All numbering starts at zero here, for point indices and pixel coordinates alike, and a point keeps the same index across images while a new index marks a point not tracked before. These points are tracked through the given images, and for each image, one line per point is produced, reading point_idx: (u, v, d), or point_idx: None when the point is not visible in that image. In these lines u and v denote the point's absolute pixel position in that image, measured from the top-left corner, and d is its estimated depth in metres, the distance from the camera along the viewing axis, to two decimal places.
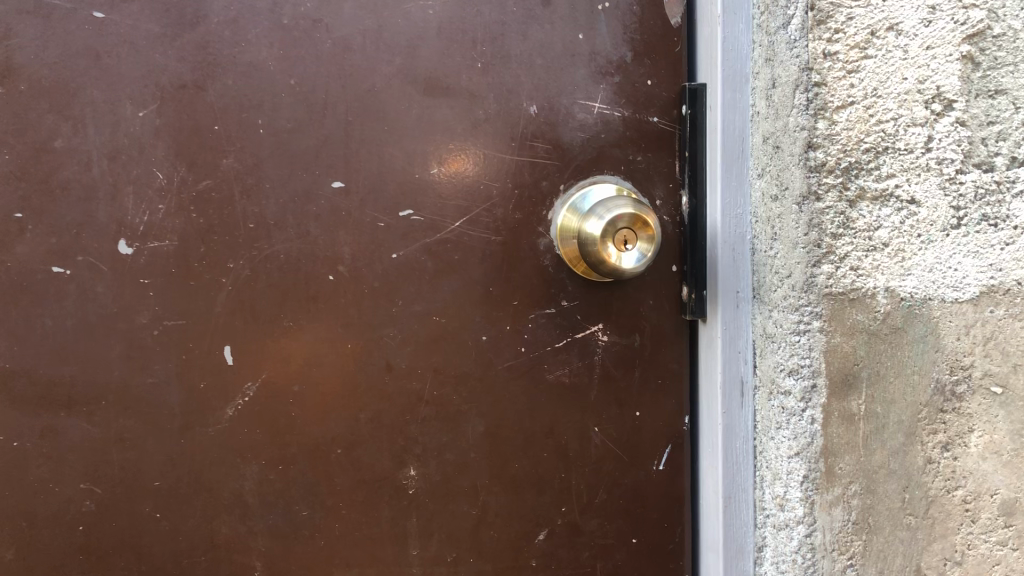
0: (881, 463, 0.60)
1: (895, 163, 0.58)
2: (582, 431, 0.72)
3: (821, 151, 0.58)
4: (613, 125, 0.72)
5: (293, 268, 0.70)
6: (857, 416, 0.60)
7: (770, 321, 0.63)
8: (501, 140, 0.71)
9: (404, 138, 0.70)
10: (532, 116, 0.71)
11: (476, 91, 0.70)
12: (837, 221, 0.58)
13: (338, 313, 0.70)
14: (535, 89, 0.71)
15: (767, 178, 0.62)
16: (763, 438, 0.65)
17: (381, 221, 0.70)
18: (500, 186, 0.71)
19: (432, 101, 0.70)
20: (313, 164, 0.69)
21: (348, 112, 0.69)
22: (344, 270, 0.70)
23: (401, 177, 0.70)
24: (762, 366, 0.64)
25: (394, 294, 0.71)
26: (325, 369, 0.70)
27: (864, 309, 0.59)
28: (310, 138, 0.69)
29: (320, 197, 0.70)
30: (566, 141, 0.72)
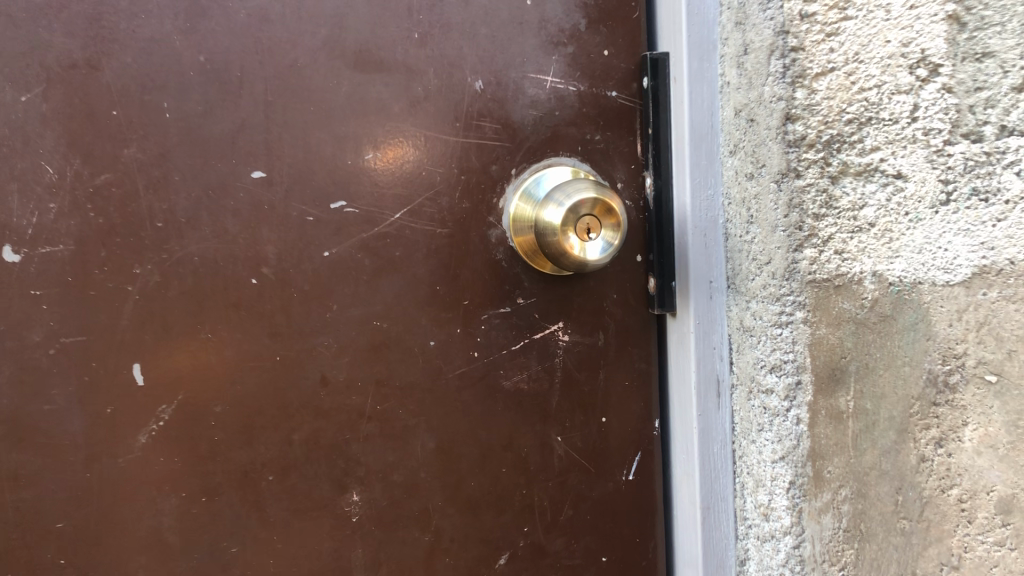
0: (872, 465, 0.53)
1: (880, 135, 0.51)
2: (543, 442, 0.66)
3: (800, 124, 0.53)
4: (567, 102, 0.66)
5: (210, 274, 0.62)
6: (845, 413, 0.54)
7: (748, 313, 0.58)
8: (443, 120, 0.64)
9: (334, 120, 0.62)
10: (478, 92, 0.64)
11: (413, 65, 0.63)
12: (819, 201, 0.52)
13: (264, 322, 0.62)
14: (480, 61, 0.64)
15: (742, 155, 0.57)
16: (743, 442, 0.60)
17: (310, 215, 0.63)
18: (444, 172, 0.64)
19: (364, 78, 0.62)
20: (230, 152, 0.61)
21: (270, 91, 0.61)
22: (268, 273, 0.62)
23: (331, 166, 0.63)
24: (741, 363, 0.59)
25: (329, 297, 0.63)
26: (252, 384, 0.62)
27: (850, 296, 0.53)
28: (226, 123, 0.61)
29: (240, 189, 0.62)
30: (517, 120, 0.65)
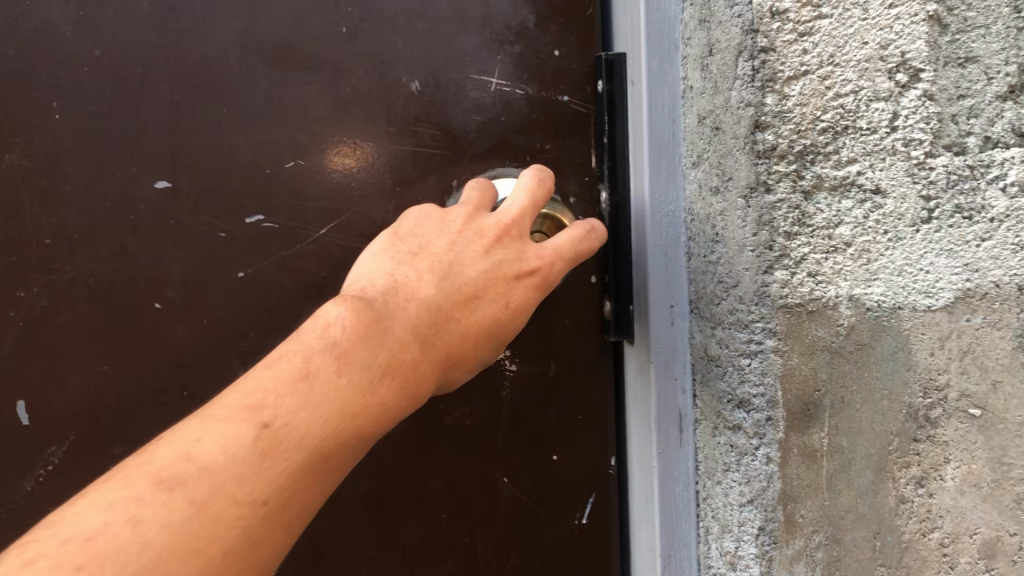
0: (848, 508, 0.48)
1: (857, 146, 0.45)
2: (489, 482, 0.66)
3: (771, 133, 0.47)
4: (515, 106, 0.67)
5: (100, 301, 0.66)
6: (819, 452, 0.48)
7: (713, 341, 0.52)
8: (379, 125, 0.66)
9: (249, 123, 0.66)
10: (415, 93, 0.66)
11: (339, 62, 0.66)
12: (791, 218, 0.47)
13: (169, 350, 0.66)
14: (414, 61, 0.66)
15: (706, 168, 0.52)
16: (708, 483, 0.55)
17: (222, 230, 0.66)
18: (377, 180, 0.67)
19: (281, 76, 0.65)
20: (131, 160, 0.65)
21: (180, 84, 0.65)
22: (172, 295, 0.66)
23: (248, 172, 0.66)
24: (704, 396, 0.54)
25: (243, 319, 0.66)
26: (144, 425, 0.66)
27: (825, 323, 0.47)
28: (127, 125, 0.65)
29: (142, 199, 0.65)
30: (459, 125, 0.67)
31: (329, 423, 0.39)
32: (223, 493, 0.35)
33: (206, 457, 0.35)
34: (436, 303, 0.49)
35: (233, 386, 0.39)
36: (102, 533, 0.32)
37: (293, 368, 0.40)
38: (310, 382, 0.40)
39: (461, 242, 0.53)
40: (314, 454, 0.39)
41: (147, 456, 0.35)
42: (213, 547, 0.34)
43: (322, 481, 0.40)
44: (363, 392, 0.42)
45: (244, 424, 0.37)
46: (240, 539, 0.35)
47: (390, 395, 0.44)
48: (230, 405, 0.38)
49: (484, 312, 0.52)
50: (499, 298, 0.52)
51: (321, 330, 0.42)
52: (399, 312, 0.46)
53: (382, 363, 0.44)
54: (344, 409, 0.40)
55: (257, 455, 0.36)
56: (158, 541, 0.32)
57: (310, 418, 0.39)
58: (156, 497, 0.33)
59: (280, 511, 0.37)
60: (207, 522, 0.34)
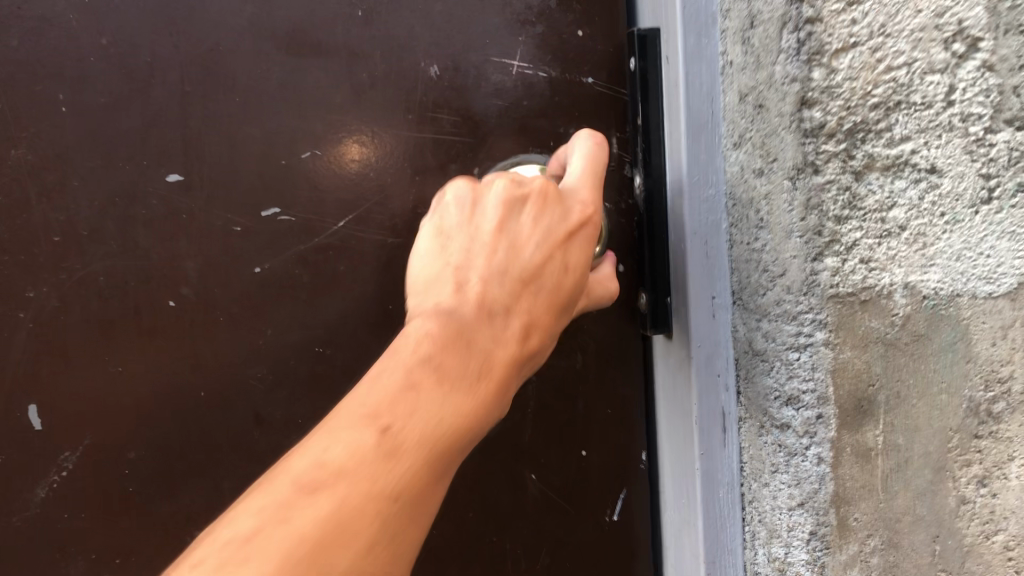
0: (905, 509, 0.47)
1: (910, 123, 0.41)
2: (515, 479, 0.65)
3: (818, 110, 0.41)
4: (536, 88, 0.67)
5: (113, 300, 0.66)
6: (874, 451, 0.46)
7: (759, 333, 0.48)
8: (396, 113, 0.66)
9: (261, 112, 0.65)
10: (434, 78, 0.66)
11: (355, 47, 0.65)
12: (841, 200, 0.42)
13: (183, 350, 0.67)
14: (434, 46, 0.66)
15: (748, 148, 0.48)
16: (754, 485, 0.51)
17: (238, 224, 0.66)
18: (397, 169, 0.67)
19: (297, 62, 0.65)
20: (141, 155, 0.65)
21: (191, 72, 0.64)
22: (188, 292, 0.66)
23: (263, 165, 0.66)
24: (749, 392, 0.50)
25: (260, 317, 0.67)
26: (157, 427, 0.67)
27: (878, 313, 0.44)
28: (134, 117, 0.64)
29: (153, 191, 0.65)
30: (478, 111, 0.66)
31: (443, 426, 0.42)
32: (362, 491, 0.38)
33: (338, 464, 0.38)
34: (504, 304, 0.49)
35: (344, 401, 0.41)
36: (258, 536, 0.35)
37: (398, 381, 0.42)
38: (418, 392, 0.42)
39: (512, 215, 0.53)
40: (433, 450, 0.41)
41: (283, 466, 0.38)
42: (356, 540, 0.37)
43: (442, 479, 0.43)
44: (467, 396, 0.44)
45: (366, 430, 0.39)
46: (378, 533, 0.38)
47: (490, 399, 0.46)
48: (351, 416, 0.40)
49: (550, 284, 0.53)
50: (555, 271, 0.53)
51: (415, 345, 0.44)
52: (479, 317, 0.48)
53: (478, 372, 0.46)
54: (454, 411, 0.43)
55: (381, 458, 0.39)
56: (315, 533, 0.36)
57: (427, 421, 0.41)
58: (302, 502, 0.37)
59: (412, 506, 0.40)
60: (348, 517, 0.37)
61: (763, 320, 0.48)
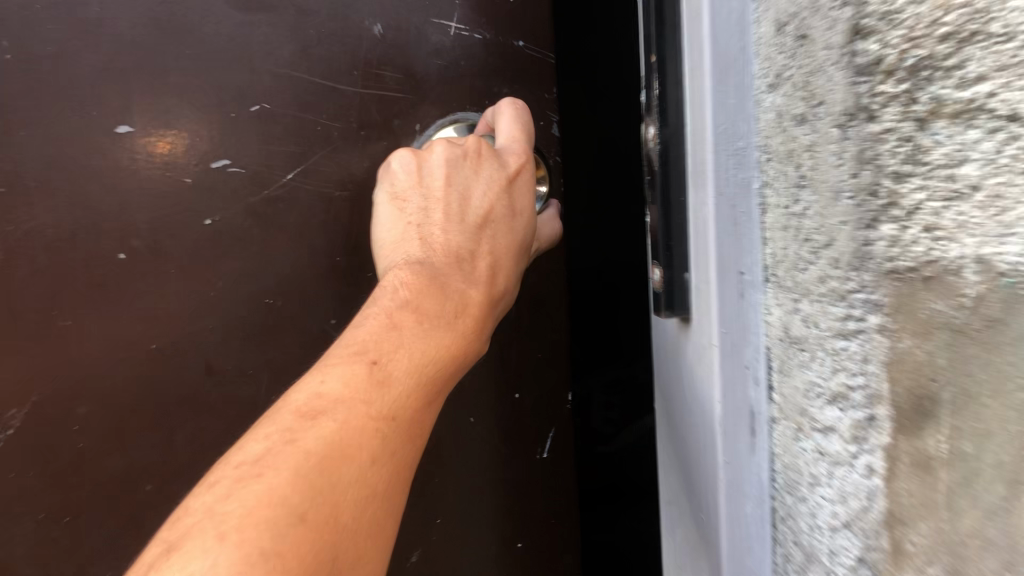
0: (972, 532, 0.29)
1: (989, 58, 0.26)
2: (462, 421, 0.90)
3: (873, 41, 0.30)
4: (472, 51, 0.84)
5: (88, 227, 0.78)
6: (936, 462, 0.30)
7: (796, 317, 0.38)
8: (345, 71, 0.81)
9: (217, 63, 0.79)
10: (379, 37, 0.82)
11: (304, 6, 0.80)
12: (901, 153, 0.30)
13: (132, 296, 0.79)
14: (379, 9, 0.82)
15: (789, 90, 0.37)
16: (787, 499, 0.40)
17: (190, 176, 0.79)
18: (345, 125, 0.82)
19: (249, 17, 0.79)
20: (94, 106, 0.78)
21: (142, 26, 0.78)
22: (137, 244, 0.79)
23: (211, 116, 0.79)
24: (784, 389, 0.39)
25: (212, 269, 0.80)
26: (123, 369, 0.80)
27: (946, 293, 0.29)
28: (91, 68, 0.77)
29: (108, 137, 0.78)
30: (420, 70, 0.83)
31: (422, 358, 0.58)
32: (358, 413, 0.51)
33: (333, 392, 0.52)
34: (465, 246, 0.70)
35: (340, 345, 0.59)
36: (271, 452, 0.47)
37: (384, 323, 0.60)
38: (400, 330, 0.59)
39: (459, 172, 0.75)
40: (417, 377, 0.57)
41: (287, 401, 0.52)
42: (356, 451, 0.49)
43: (431, 401, 0.59)
44: (446, 332, 0.62)
45: (359, 364, 0.55)
46: (380, 441, 0.51)
47: (465, 329, 0.64)
48: (341, 355, 0.57)
49: (498, 224, 0.74)
50: (506, 217, 0.74)
51: (393, 294, 0.63)
52: (448, 264, 0.68)
53: (452, 310, 0.64)
54: (437, 347, 0.60)
55: (374, 383, 0.54)
56: (316, 449, 0.47)
57: (412, 350, 0.58)
58: (307, 424, 0.49)
59: (403, 428, 0.54)
60: (348, 432, 0.49)
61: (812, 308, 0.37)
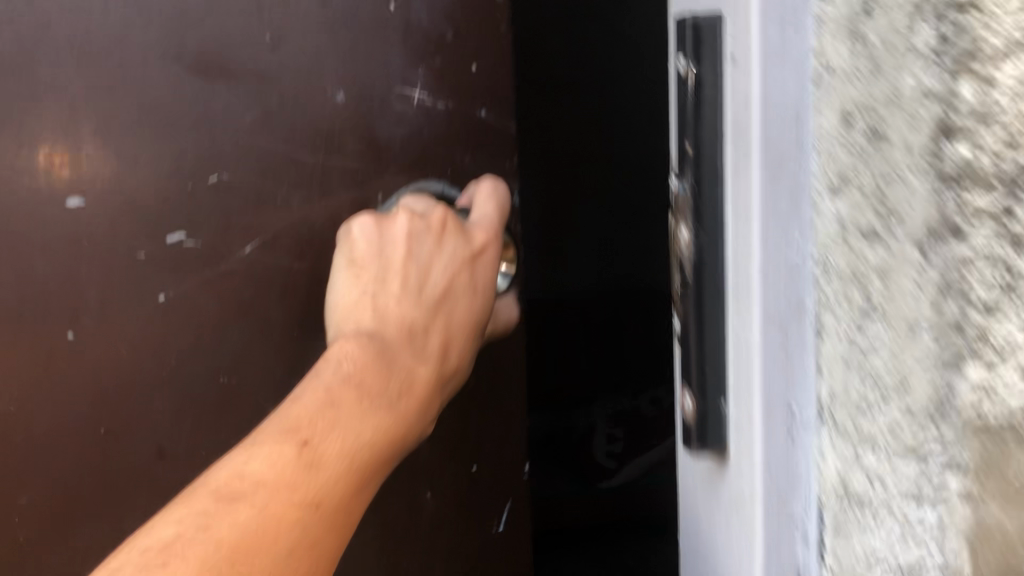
0: None
1: None
2: (413, 496, 0.72)
3: (964, 147, 0.25)
4: (437, 118, 0.62)
5: (30, 316, 0.63)
6: None
7: (863, 474, 0.28)
8: (305, 141, 0.62)
9: (173, 135, 0.61)
10: (342, 106, 0.61)
11: (266, 72, 0.60)
12: (999, 287, 0.25)
13: (84, 379, 0.64)
14: (343, 74, 0.61)
15: (859, 191, 0.27)
16: None
17: (141, 251, 0.63)
18: (308, 202, 0.63)
19: (206, 85, 0.61)
20: (37, 179, 0.62)
21: (93, 92, 0.61)
22: (87, 321, 0.63)
23: (167, 192, 0.62)
24: (841, 558, 0.30)
25: (160, 351, 0.64)
26: (70, 458, 0.65)
27: None
28: (36, 142, 0.61)
29: (55, 216, 0.62)
30: (385, 140, 0.62)
31: (362, 441, 0.51)
32: (284, 499, 0.45)
33: (260, 474, 0.46)
34: (421, 322, 0.60)
35: (274, 418, 0.50)
36: (180, 539, 0.43)
37: (319, 401, 0.51)
38: (336, 410, 0.50)
39: (420, 234, 0.62)
40: (353, 462, 0.49)
41: (208, 476, 0.47)
42: (274, 544, 0.44)
43: (374, 478, 0.52)
44: (389, 412, 0.53)
45: (290, 444, 0.48)
46: (302, 533, 0.45)
47: (410, 408, 0.55)
48: (274, 430, 0.49)
49: (459, 304, 0.62)
50: (467, 298, 0.63)
51: (335, 368, 0.53)
52: (399, 345, 0.58)
53: (396, 390, 0.55)
54: (380, 430, 0.52)
55: (302, 467, 0.47)
56: (230, 537, 0.43)
57: (357, 432, 0.51)
58: (222, 512, 0.44)
59: (334, 515, 0.47)
60: (268, 524, 0.44)
61: (887, 475, 0.28)
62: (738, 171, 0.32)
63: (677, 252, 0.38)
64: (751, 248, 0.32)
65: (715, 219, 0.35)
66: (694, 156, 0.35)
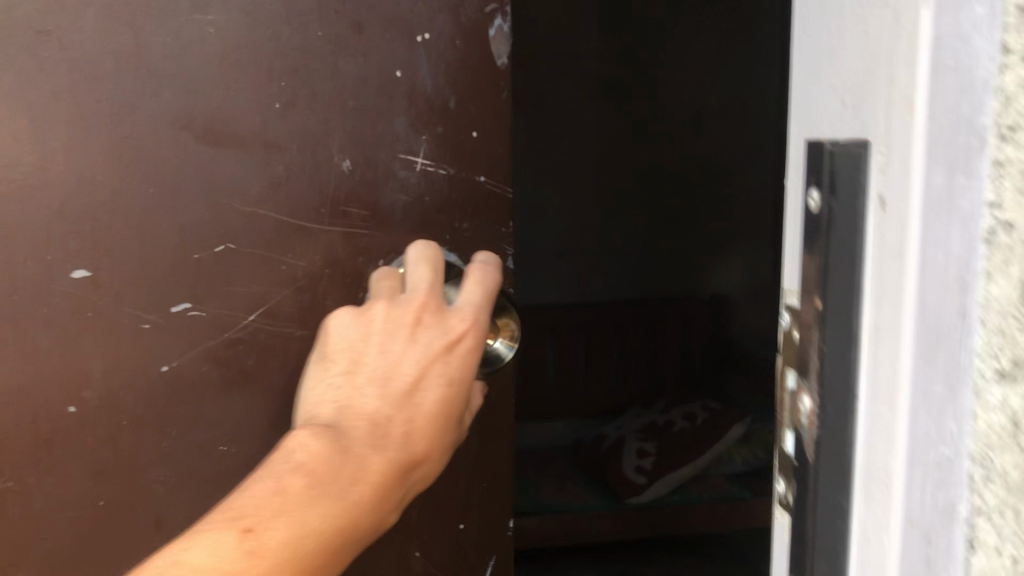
0: None
1: None
2: (401, 555, 0.69)
3: None
4: (438, 186, 0.63)
5: (30, 391, 0.59)
6: None
7: None
8: (305, 206, 0.60)
9: (179, 203, 0.58)
10: (345, 173, 0.60)
11: (273, 139, 0.59)
12: None
13: (84, 456, 0.60)
14: (347, 138, 0.60)
15: None
16: None
17: (146, 321, 0.59)
18: (307, 265, 0.61)
19: (214, 153, 0.58)
20: (44, 250, 0.57)
21: (102, 164, 0.56)
22: (90, 396, 0.59)
23: (172, 258, 0.59)
24: None
25: (163, 424, 0.61)
26: (67, 532, 0.61)
27: None
28: (40, 209, 0.56)
29: (57, 291, 0.57)
30: (386, 206, 0.62)
31: (305, 535, 0.44)
32: None
33: (194, 564, 0.41)
34: (383, 414, 0.50)
35: (219, 505, 0.44)
36: None
37: (268, 487, 0.45)
38: (283, 497, 0.44)
39: (389, 329, 0.54)
40: (297, 558, 0.43)
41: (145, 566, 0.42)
42: None
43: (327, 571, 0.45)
44: (346, 503, 0.46)
45: (228, 533, 0.42)
46: None
47: (369, 497, 0.47)
48: (213, 520, 0.43)
49: (433, 396, 0.52)
50: (439, 390, 0.52)
51: (289, 452, 0.46)
52: (360, 437, 0.49)
53: (359, 476, 0.47)
54: (330, 521, 0.45)
55: (241, 557, 0.42)
56: None
57: (302, 523, 0.44)
58: None
59: None
60: None
61: None
62: (878, 348, 0.31)
63: (794, 425, 0.35)
64: (894, 437, 0.31)
65: (849, 392, 0.33)
66: (822, 315, 0.33)
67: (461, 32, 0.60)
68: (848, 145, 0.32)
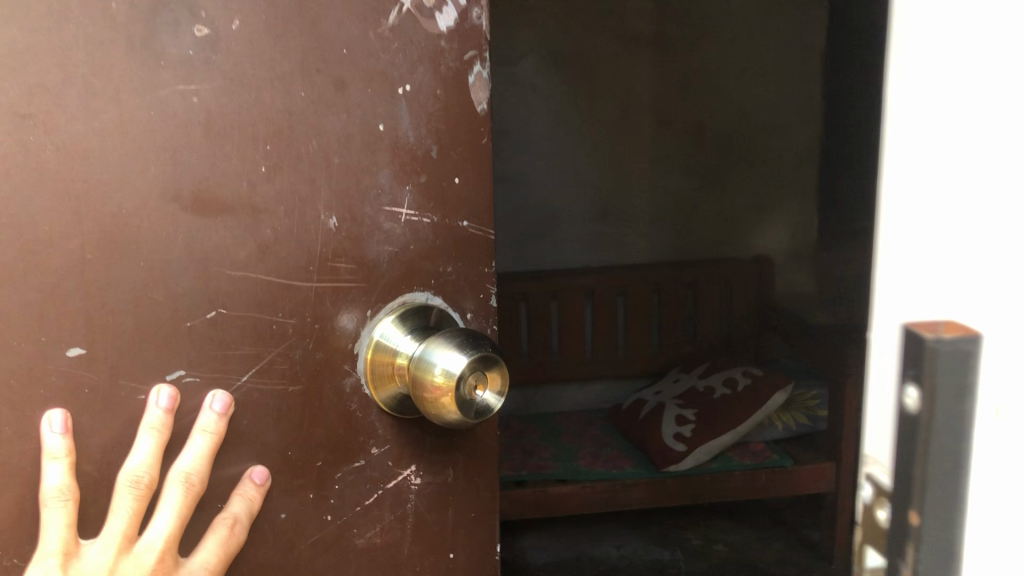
0: None
1: None
2: None
3: None
4: (421, 233, 0.66)
5: (28, 468, 0.59)
6: None
7: None
8: (295, 265, 0.62)
9: (171, 273, 0.59)
10: (332, 230, 0.63)
11: (260, 204, 0.61)
12: None
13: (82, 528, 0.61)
14: (333, 196, 0.63)
15: None
16: None
17: (142, 391, 0.60)
18: (297, 322, 0.63)
19: (203, 222, 0.59)
20: (38, 330, 0.58)
21: (93, 238, 0.58)
22: (91, 469, 0.60)
23: (166, 327, 0.60)
24: None
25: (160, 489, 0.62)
26: None
27: None
28: (32, 289, 0.57)
29: (53, 370, 0.59)
30: (372, 257, 0.65)
31: None
32: None
33: None
34: None
35: None
36: None
37: None
38: None
39: None
40: None
41: None
42: None
43: None
44: None
45: None
46: None
47: None
48: None
49: None
50: None
51: None
52: None
53: None
54: None
55: None
56: None
57: None
58: None
59: None
60: None
61: None
62: None
63: None
64: None
65: None
66: (919, 538, 0.25)
67: (440, 82, 0.64)
68: (957, 342, 0.24)
